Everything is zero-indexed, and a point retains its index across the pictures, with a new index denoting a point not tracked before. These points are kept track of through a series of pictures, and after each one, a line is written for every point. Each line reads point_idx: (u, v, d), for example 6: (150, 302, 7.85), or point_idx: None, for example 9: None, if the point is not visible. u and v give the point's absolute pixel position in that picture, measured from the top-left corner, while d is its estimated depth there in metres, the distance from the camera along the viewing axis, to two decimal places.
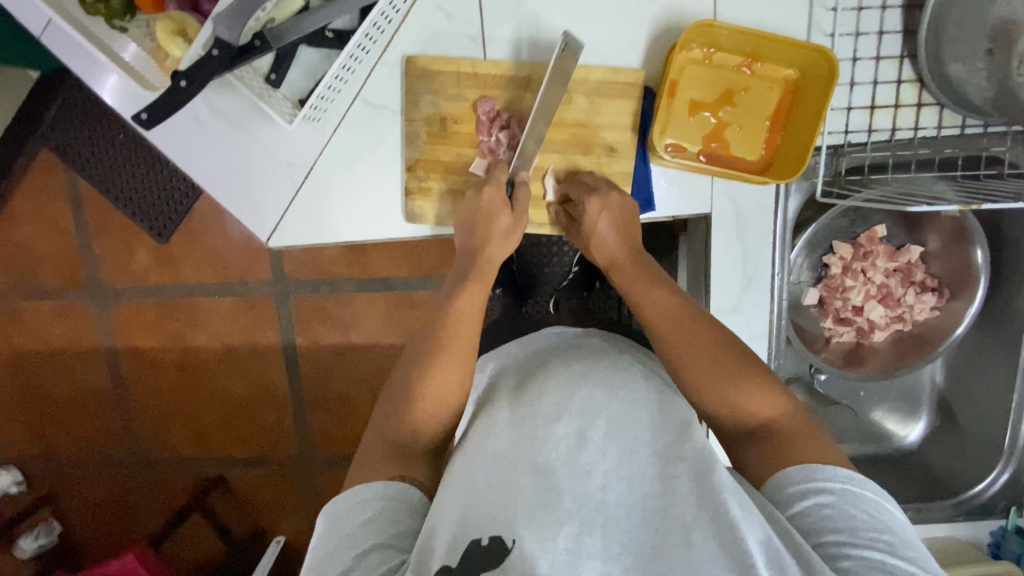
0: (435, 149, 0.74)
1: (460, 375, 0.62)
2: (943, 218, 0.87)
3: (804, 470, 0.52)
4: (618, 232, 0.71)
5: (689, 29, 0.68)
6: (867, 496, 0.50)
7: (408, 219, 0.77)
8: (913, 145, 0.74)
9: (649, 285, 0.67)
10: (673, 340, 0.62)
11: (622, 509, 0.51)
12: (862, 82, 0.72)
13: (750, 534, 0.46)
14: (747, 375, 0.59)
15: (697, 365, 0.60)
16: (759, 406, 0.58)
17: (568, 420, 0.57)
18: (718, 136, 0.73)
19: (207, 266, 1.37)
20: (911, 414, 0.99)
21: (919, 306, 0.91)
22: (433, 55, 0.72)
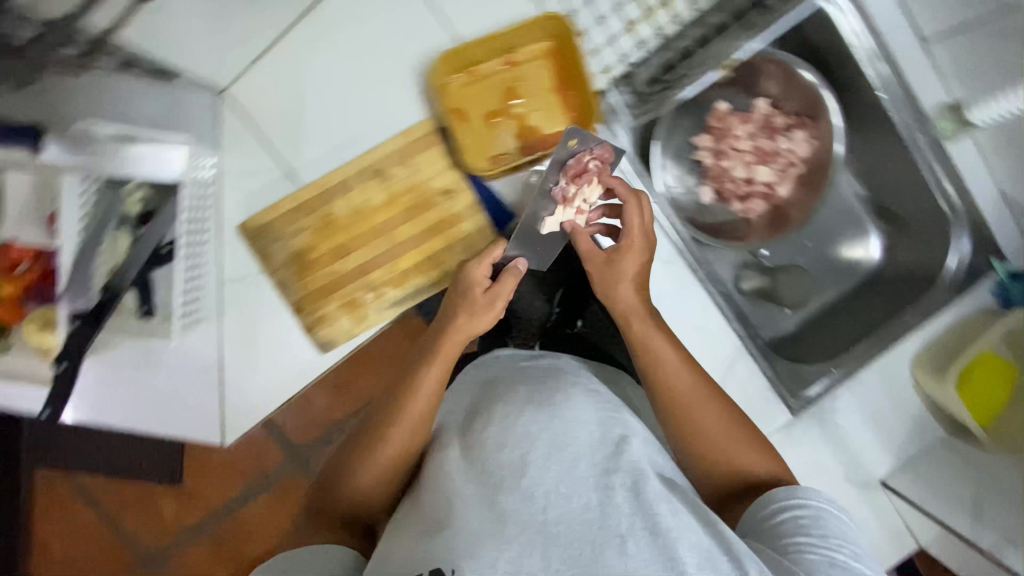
0: (306, 284, 0.78)
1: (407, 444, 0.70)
2: (771, 67, 0.89)
3: (788, 490, 0.63)
4: (639, 290, 0.74)
5: (437, 64, 0.75)
6: (839, 513, 0.61)
7: (322, 350, 0.80)
8: (681, 33, 0.79)
9: (668, 346, 0.72)
10: (714, 425, 0.69)
11: (562, 526, 0.58)
12: (608, 13, 0.75)
13: (688, 545, 0.56)
14: (753, 440, 0.70)
15: (744, 450, 0.69)
16: (761, 463, 0.69)
17: (520, 434, 0.65)
18: (524, 127, 0.78)
19: (226, 483, 1.36)
20: (859, 234, 1.00)
21: (797, 145, 0.93)
22: (258, 212, 0.77)
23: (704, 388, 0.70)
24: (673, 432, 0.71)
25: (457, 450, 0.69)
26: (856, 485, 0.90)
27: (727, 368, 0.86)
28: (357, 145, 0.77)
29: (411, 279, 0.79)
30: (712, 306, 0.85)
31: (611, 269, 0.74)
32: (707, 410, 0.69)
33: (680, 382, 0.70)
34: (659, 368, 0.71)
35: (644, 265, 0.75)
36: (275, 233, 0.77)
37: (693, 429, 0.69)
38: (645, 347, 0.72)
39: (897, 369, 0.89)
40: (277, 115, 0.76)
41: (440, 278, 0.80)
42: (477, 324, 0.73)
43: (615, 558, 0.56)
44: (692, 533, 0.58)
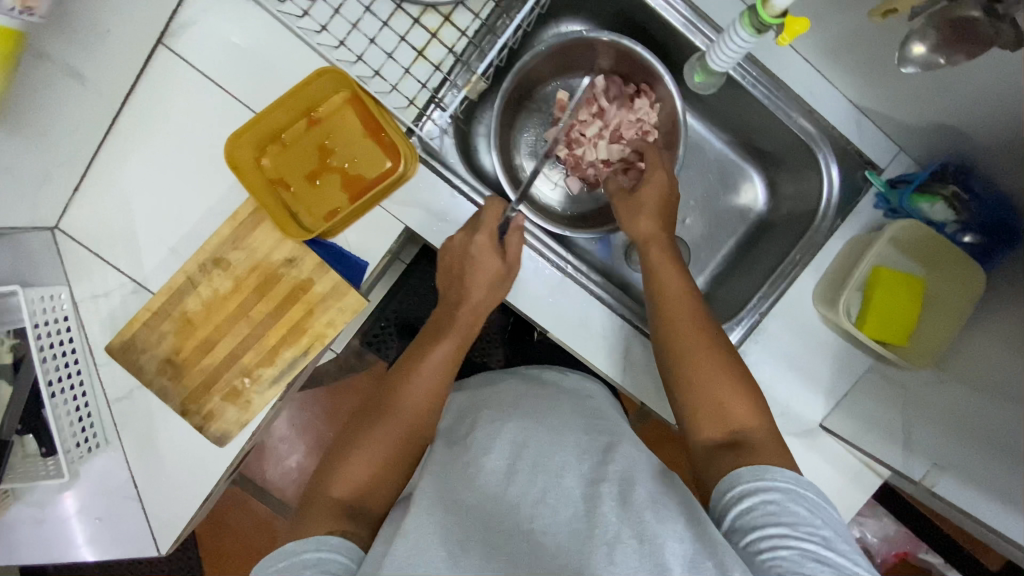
0: (185, 385, 0.79)
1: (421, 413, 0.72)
2: (603, 44, 0.86)
3: (755, 471, 0.59)
4: (658, 214, 0.82)
5: (232, 141, 0.75)
6: (809, 496, 0.56)
7: (221, 442, 0.81)
8: (474, 43, 0.79)
9: (671, 270, 0.79)
10: (707, 368, 0.70)
11: (545, 536, 0.55)
12: (394, 48, 0.77)
13: (675, 549, 0.51)
14: (747, 388, 0.69)
15: (728, 395, 0.68)
16: (744, 416, 0.67)
17: (504, 447, 0.65)
18: (349, 178, 0.78)
19: (241, 568, 1.39)
20: (742, 179, 0.97)
21: (643, 114, 0.90)
22: (121, 328, 0.79)
23: (711, 341, 0.72)
24: (676, 385, 0.72)
25: (446, 460, 0.67)
26: (795, 434, 0.87)
27: (625, 352, 0.85)
28: (197, 240, 0.79)
29: (283, 354, 0.79)
30: (590, 296, 0.84)
31: (635, 198, 0.84)
32: (712, 365, 0.70)
33: (691, 325, 0.73)
34: (663, 287, 0.77)
35: (665, 198, 0.83)
36: (140, 347, 0.78)
37: (696, 384, 0.70)
38: (656, 267, 0.79)
39: (802, 308, 0.85)
40: (113, 234, 0.78)
41: (311, 346, 0.80)
42: (476, 293, 0.79)
43: (604, 567, 0.50)
44: (678, 538, 0.52)
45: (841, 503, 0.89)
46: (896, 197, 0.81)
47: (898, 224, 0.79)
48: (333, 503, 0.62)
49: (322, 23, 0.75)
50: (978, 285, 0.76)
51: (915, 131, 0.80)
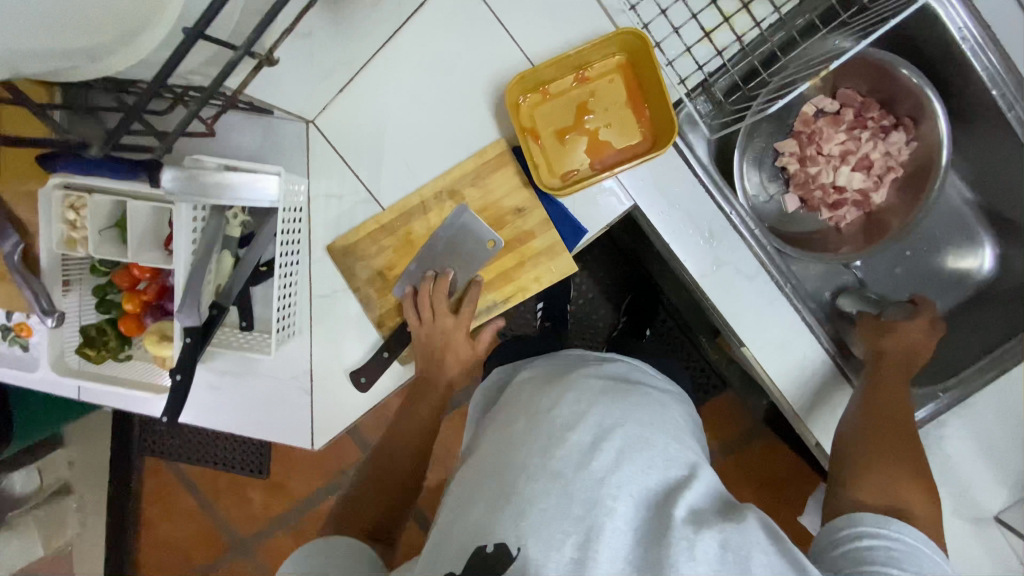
0: (388, 301, 0.83)
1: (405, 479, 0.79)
2: (859, 60, 0.82)
3: (878, 517, 0.56)
4: (903, 347, 0.79)
5: (513, 85, 0.75)
6: (937, 558, 0.53)
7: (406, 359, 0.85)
8: (765, 38, 0.76)
9: (902, 389, 0.74)
10: (886, 464, 0.64)
11: (626, 529, 0.55)
12: (683, 24, 0.75)
13: (760, 564, 0.51)
14: (917, 482, 0.62)
15: (903, 487, 0.61)
16: (915, 503, 0.59)
17: (591, 424, 0.62)
18: (597, 143, 0.78)
19: (316, 475, 1.41)
20: (970, 242, 0.92)
21: (894, 148, 0.86)
22: (345, 233, 0.82)
23: (907, 444, 0.66)
24: (847, 464, 0.66)
25: (526, 423, 0.66)
26: (967, 519, 0.82)
27: (812, 386, 0.82)
28: (437, 167, 0.80)
29: (485, 296, 0.81)
30: (799, 322, 0.81)
31: (886, 325, 0.81)
32: (900, 459, 0.64)
33: (892, 419, 0.70)
34: (878, 394, 0.74)
35: (926, 338, 0.80)
36: (360, 254, 0.82)
37: (880, 464, 0.63)
38: (887, 379, 0.76)
39: (1015, 392, 0.81)
40: (360, 140, 0.80)
41: (512, 296, 0.81)
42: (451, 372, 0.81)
43: (683, 560, 0.51)
44: (764, 554, 0.52)
45: None
46: None
47: None
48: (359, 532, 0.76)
49: None
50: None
51: None
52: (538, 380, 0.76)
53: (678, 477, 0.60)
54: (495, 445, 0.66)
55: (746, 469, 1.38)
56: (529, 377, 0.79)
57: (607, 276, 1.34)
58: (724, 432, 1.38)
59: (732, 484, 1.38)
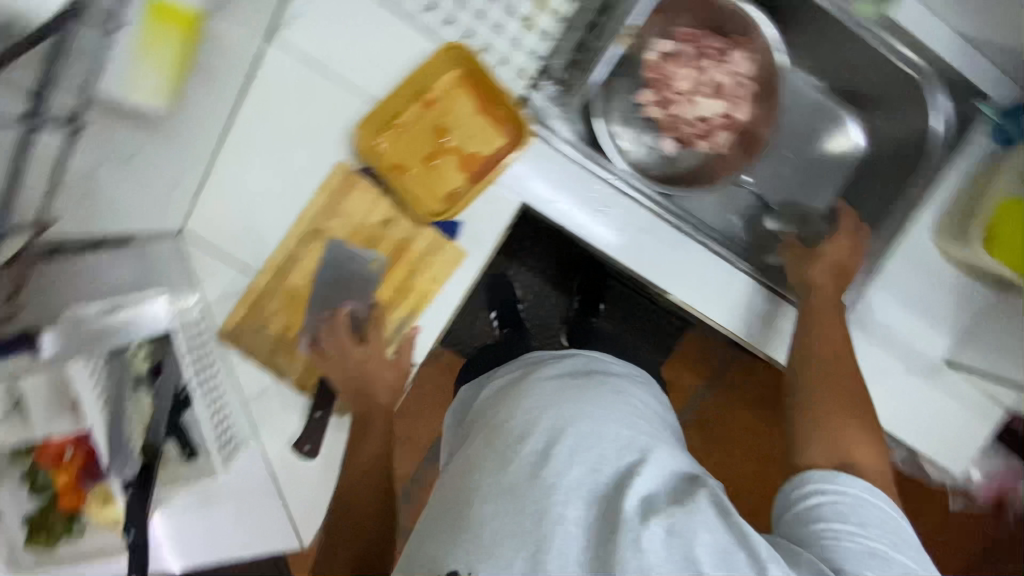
0: (297, 363, 0.81)
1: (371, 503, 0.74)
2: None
3: (825, 472, 0.60)
4: (832, 273, 0.81)
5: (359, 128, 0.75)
6: (881, 505, 0.57)
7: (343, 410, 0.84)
8: (581, 10, 0.79)
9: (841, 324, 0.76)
10: (833, 417, 0.67)
11: (577, 528, 0.56)
12: (503, 20, 0.77)
13: (705, 545, 0.52)
14: (864, 430, 0.66)
15: (853, 441, 0.64)
16: (866, 457, 0.63)
17: (541, 431, 0.63)
18: (465, 157, 0.78)
19: None
20: (837, 124, 0.95)
21: (738, 67, 0.90)
22: (250, 328, 0.80)
23: (854, 395, 0.69)
24: (797, 413, 0.69)
25: (484, 440, 0.67)
26: (920, 372, 0.88)
27: (745, 308, 0.85)
28: (317, 233, 0.78)
29: (390, 316, 0.79)
30: (709, 254, 0.84)
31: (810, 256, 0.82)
32: (841, 407, 0.68)
33: (836, 364, 0.73)
34: (815, 333, 0.76)
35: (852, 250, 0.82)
36: (253, 325, 0.80)
37: (828, 416, 0.67)
38: (825, 322, 0.77)
39: (920, 247, 0.86)
40: (239, 236, 0.79)
41: (415, 304, 0.80)
42: (384, 391, 0.76)
43: (630, 555, 0.52)
44: (708, 531, 0.53)
45: (966, 435, 0.91)
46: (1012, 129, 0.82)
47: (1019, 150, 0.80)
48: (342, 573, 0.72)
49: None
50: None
51: None
52: (496, 396, 0.76)
53: (633, 462, 0.60)
54: (456, 470, 0.67)
55: (732, 395, 1.42)
56: (489, 395, 0.79)
57: (547, 265, 1.34)
58: (703, 368, 1.42)
59: (728, 412, 1.42)
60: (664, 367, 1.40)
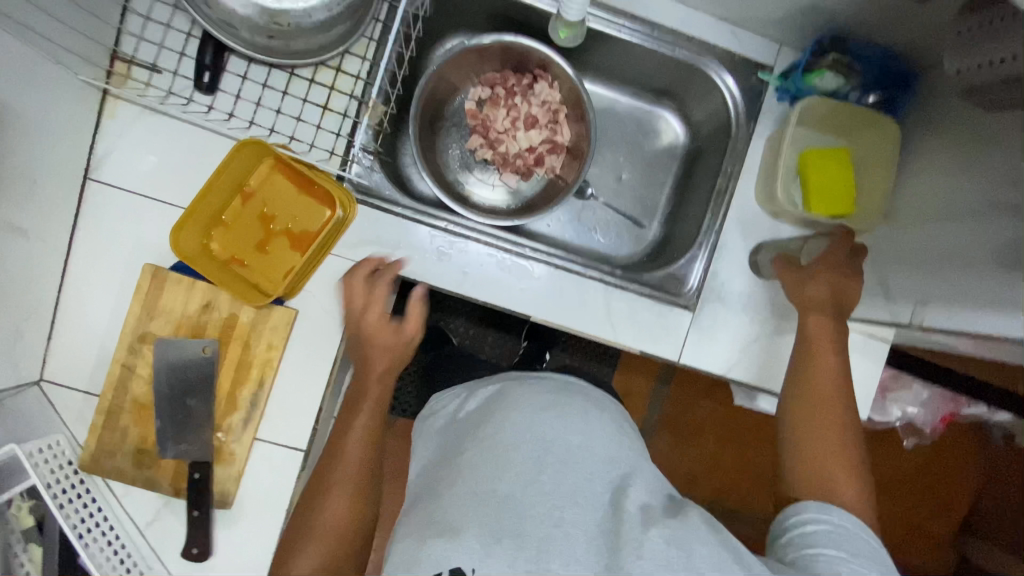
0: (166, 466, 0.81)
1: (345, 502, 0.74)
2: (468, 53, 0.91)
3: (820, 505, 0.61)
4: (831, 289, 0.77)
5: (180, 234, 0.78)
6: (870, 541, 0.58)
7: (226, 505, 0.82)
8: (368, 85, 0.82)
9: (830, 349, 0.75)
10: (817, 444, 0.68)
11: (579, 532, 0.57)
12: (299, 113, 0.82)
13: (702, 557, 0.55)
14: (850, 457, 0.67)
15: (837, 467, 0.66)
16: (849, 485, 0.65)
17: (532, 439, 0.65)
18: (293, 235, 0.82)
19: None
20: (657, 122, 1.02)
21: (546, 95, 0.96)
22: (118, 457, 0.80)
23: (839, 414, 0.70)
24: (784, 430, 0.71)
25: (464, 457, 0.66)
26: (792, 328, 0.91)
27: (606, 309, 0.89)
28: (167, 348, 0.80)
29: (242, 393, 0.81)
30: (555, 268, 0.89)
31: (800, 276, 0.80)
32: (832, 426, 0.69)
33: (824, 389, 0.72)
34: (818, 360, 0.74)
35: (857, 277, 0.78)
36: (108, 449, 0.80)
37: (817, 433, 0.69)
38: (819, 343, 0.75)
39: (752, 214, 0.90)
40: (102, 365, 0.81)
41: (262, 375, 0.82)
42: (374, 381, 0.81)
43: (631, 561, 0.55)
44: (702, 543, 0.56)
45: (859, 376, 0.92)
46: (791, 83, 0.86)
47: (802, 104, 0.84)
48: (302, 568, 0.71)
49: (228, 111, 0.81)
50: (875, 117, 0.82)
51: (784, 26, 0.85)
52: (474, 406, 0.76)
53: (620, 477, 0.65)
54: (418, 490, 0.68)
55: (689, 386, 1.40)
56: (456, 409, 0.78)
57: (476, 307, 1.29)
58: (654, 368, 1.39)
59: (690, 404, 1.40)
60: (614, 375, 1.37)
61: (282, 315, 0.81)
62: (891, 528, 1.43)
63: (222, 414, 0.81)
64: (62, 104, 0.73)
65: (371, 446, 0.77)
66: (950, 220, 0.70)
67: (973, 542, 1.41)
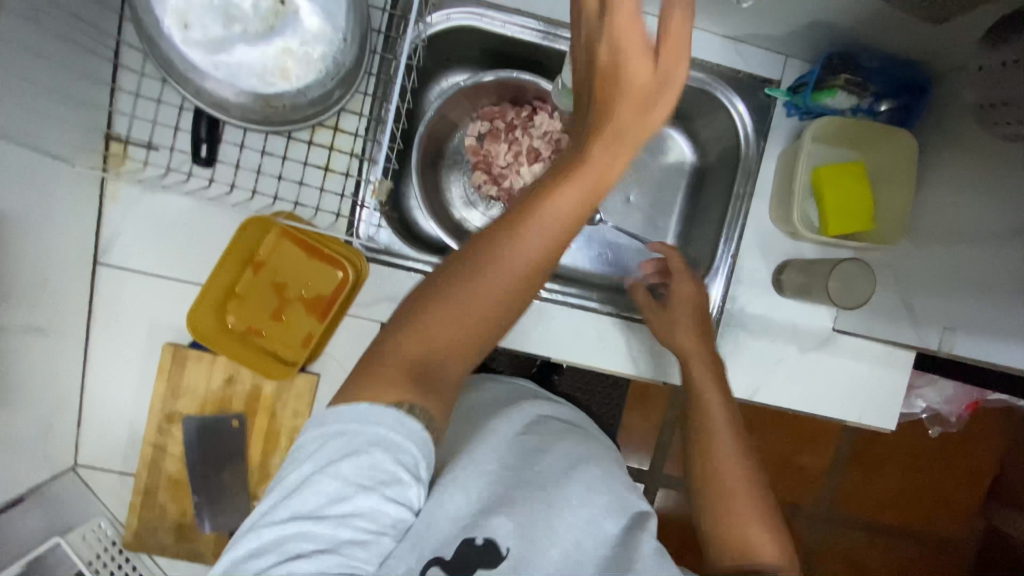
0: (207, 538, 0.83)
1: (509, 280, 0.55)
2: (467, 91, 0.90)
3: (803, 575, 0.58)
4: (696, 331, 0.79)
5: (196, 315, 0.78)
6: None
7: None
8: (368, 140, 0.81)
9: (714, 384, 0.74)
10: (732, 485, 0.64)
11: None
12: (301, 177, 0.80)
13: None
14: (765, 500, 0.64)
15: (750, 513, 0.62)
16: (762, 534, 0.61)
17: (561, 456, 0.70)
18: (307, 302, 0.81)
19: None
20: (662, 140, 0.99)
21: (547, 126, 0.94)
22: (159, 534, 0.82)
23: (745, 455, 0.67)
24: (699, 500, 0.65)
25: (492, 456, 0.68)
26: (814, 347, 0.90)
27: (626, 344, 0.88)
28: (196, 424, 0.81)
29: (274, 462, 0.82)
30: (572, 309, 0.88)
31: (666, 315, 0.81)
32: (746, 494, 0.64)
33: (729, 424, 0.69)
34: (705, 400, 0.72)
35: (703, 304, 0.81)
36: (149, 525, 0.81)
37: (734, 500, 0.63)
38: (700, 381, 0.74)
39: (765, 236, 0.89)
40: (134, 444, 0.82)
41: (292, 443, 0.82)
42: (565, 203, 0.54)
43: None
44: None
45: (884, 389, 0.92)
46: (800, 100, 0.83)
47: (815, 124, 0.81)
48: (403, 356, 0.54)
49: (228, 181, 0.79)
50: (911, 141, 0.78)
51: (791, 40, 0.82)
52: (497, 399, 0.80)
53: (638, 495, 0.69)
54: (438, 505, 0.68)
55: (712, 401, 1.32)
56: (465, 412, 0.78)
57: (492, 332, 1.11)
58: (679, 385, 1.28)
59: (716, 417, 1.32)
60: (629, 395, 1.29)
61: (306, 382, 0.81)
62: (917, 504, 1.43)
63: (259, 484, 0.83)
64: (66, 197, 0.72)
65: (548, 250, 0.55)
66: (973, 241, 0.69)
67: (1002, 511, 1.41)
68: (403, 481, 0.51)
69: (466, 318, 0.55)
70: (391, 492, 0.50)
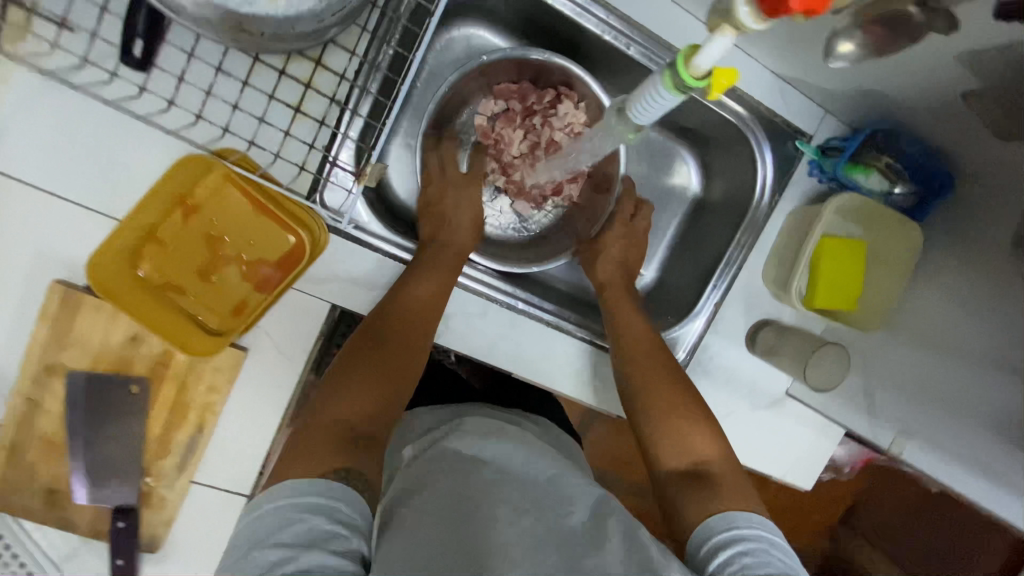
0: (82, 508, 0.71)
1: (411, 349, 0.66)
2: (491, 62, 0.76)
3: (729, 517, 0.55)
4: (617, 256, 0.82)
5: (98, 260, 0.63)
6: (775, 543, 0.53)
7: (152, 548, 0.73)
8: (359, 87, 0.66)
9: (628, 305, 0.79)
10: (666, 403, 0.68)
11: None
12: (265, 112, 0.65)
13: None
14: (698, 412, 0.67)
15: (687, 429, 0.66)
16: (700, 444, 0.64)
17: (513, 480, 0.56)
18: (246, 264, 0.68)
19: None
20: (673, 161, 0.92)
21: (570, 118, 0.81)
22: (22, 496, 0.69)
23: (678, 380, 0.71)
24: (638, 416, 0.70)
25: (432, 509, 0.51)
26: (765, 406, 0.90)
27: (590, 372, 0.83)
28: (85, 382, 0.67)
29: (176, 438, 0.71)
30: (545, 326, 0.81)
31: (592, 249, 0.83)
32: (677, 403, 0.68)
33: (650, 351, 0.73)
34: (622, 323, 0.77)
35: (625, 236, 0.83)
36: (10, 488, 0.68)
37: (668, 408, 0.68)
38: (617, 305, 0.79)
39: (753, 292, 0.86)
40: None
41: (202, 420, 0.71)
42: (464, 236, 0.75)
43: None
44: None
45: (817, 454, 0.94)
46: (830, 166, 0.80)
47: (845, 196, 0.78)
48: (332, 436, 0.54)
49: (166, 96, 0.62)
50: (918, 236, 0.77)
51: (839, 97, 0.77)
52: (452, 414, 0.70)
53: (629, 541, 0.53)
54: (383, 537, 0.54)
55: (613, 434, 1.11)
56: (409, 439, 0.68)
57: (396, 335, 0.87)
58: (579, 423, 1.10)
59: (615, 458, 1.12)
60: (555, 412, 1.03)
61: (230, 355, 0.69)
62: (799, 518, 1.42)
63: (153, 459, 0.71)
64: None
65: (434, 295, 0.69)
66: (957, 356, 0.69)
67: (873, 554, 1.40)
68: (344, 534, 0.45)
69: (373, 391, 0.60)
70: (335, 547, 0.43)
